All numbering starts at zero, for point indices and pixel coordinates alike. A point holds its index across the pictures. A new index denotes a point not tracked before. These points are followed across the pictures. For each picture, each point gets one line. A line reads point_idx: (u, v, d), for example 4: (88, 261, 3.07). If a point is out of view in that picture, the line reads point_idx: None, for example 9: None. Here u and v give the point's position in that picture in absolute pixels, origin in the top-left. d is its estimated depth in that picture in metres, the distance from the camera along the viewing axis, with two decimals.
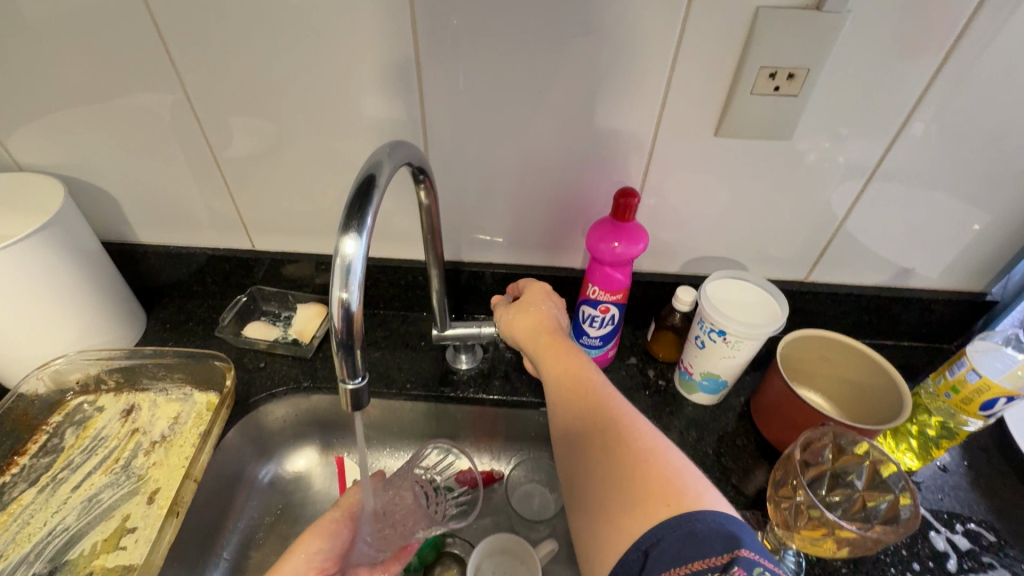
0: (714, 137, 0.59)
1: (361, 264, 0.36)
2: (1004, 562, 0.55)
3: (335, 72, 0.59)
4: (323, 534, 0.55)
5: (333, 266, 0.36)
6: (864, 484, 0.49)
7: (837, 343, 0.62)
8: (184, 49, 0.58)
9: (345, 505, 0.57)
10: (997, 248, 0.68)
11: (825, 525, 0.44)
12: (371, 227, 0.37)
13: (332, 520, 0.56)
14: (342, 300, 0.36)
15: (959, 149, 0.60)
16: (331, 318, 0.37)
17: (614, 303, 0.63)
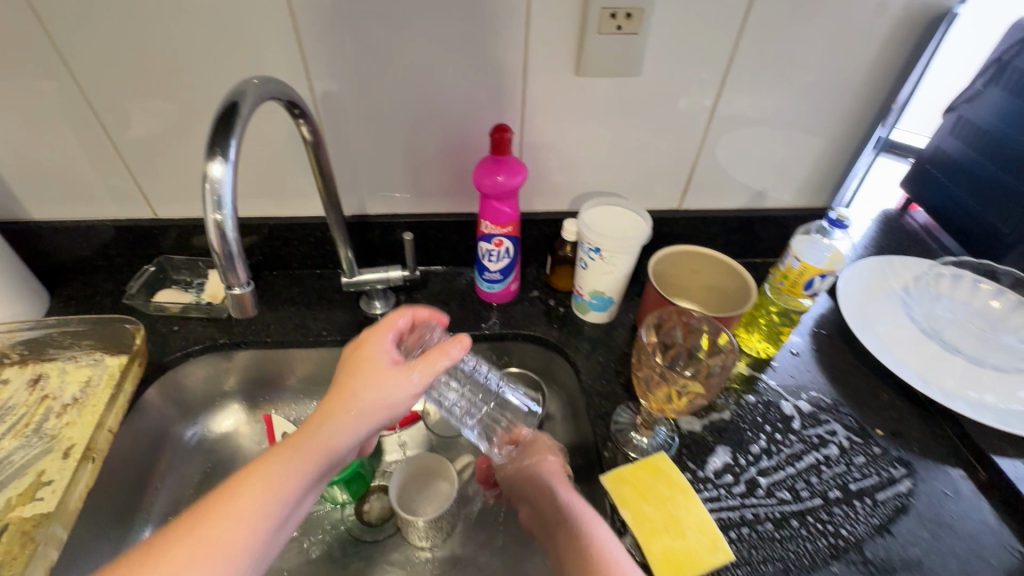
0: (575, 77, 0.66)
1: (230, 187, 0.40)
2: (837, 417, 0.66)
3: (211, 31, 0.60)
4: (397, 403, 0.50)
5: (203, 190, 0.39)
6: (706, 353, 0.57)
7: (699, 255, 0.72)
8: (49, 14, 0.58)
9: (428, 377, 0.51)
10: (829, 165, 0.80)
11: (668, 381, 0.53)
12: (237, 156, 0.41)
13: (408, 390, 0.51)
14: (217, 223, 0.40)
15: (783, 78, 0.70)
16: (210, 240, 0.41)
17: (506, 236, 0.70)
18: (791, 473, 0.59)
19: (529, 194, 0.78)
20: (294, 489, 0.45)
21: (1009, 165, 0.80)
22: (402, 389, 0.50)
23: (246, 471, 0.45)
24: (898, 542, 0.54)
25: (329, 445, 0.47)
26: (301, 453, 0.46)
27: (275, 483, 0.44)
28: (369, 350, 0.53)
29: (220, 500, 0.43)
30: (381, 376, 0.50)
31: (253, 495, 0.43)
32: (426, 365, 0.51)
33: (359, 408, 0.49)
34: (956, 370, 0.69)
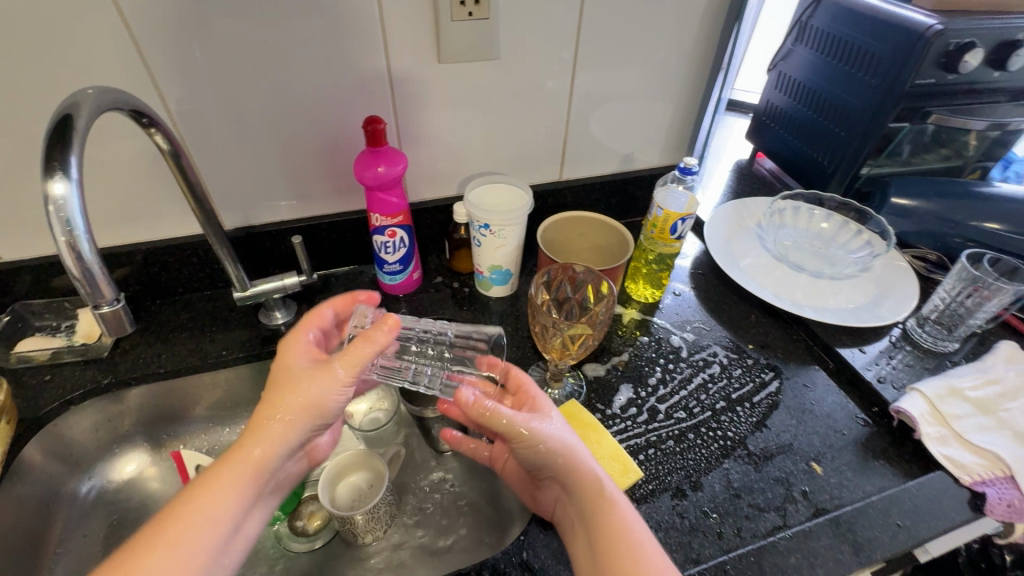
0: (439, 65, 0.68)
1: (78, 206, 0.38)
2: (717, 341, 0.76)
3: (28, 48, 0.55)
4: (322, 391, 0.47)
5: (47, 212, 0.37)
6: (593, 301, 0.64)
7: (582, 219, 0.79)
8: None
9: (360, 361, 0.48)
10: (682, 124, 0.90)
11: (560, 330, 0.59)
12: (81, 174, 0.39)
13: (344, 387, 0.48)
14: (70, 243, 0.38)
15: (628, 50, 0.77)
16: (64, 260, 0.39)
17: (398, 226, 0.71)
18: (684, 394, 0.68)
19: (417, 184, 0.80)
20: (236, 502, 0.43)
21: (821, 109, 0.94)
22: (337, 387, 0.48)
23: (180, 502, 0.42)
24: (773, 432, 0.64)
25: (268, 454, 0.45)
26: (241, 470, 0.44)
27: (216, 500, 0.42)
28: (301, 349, 0.50)
29: (157, 531, 0.40)
30: (298, 371, 0.48)
31: (190, 517, 0.41)
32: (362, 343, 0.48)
33: (299, 410, 0.46)
34: (802, 285, 0.82)
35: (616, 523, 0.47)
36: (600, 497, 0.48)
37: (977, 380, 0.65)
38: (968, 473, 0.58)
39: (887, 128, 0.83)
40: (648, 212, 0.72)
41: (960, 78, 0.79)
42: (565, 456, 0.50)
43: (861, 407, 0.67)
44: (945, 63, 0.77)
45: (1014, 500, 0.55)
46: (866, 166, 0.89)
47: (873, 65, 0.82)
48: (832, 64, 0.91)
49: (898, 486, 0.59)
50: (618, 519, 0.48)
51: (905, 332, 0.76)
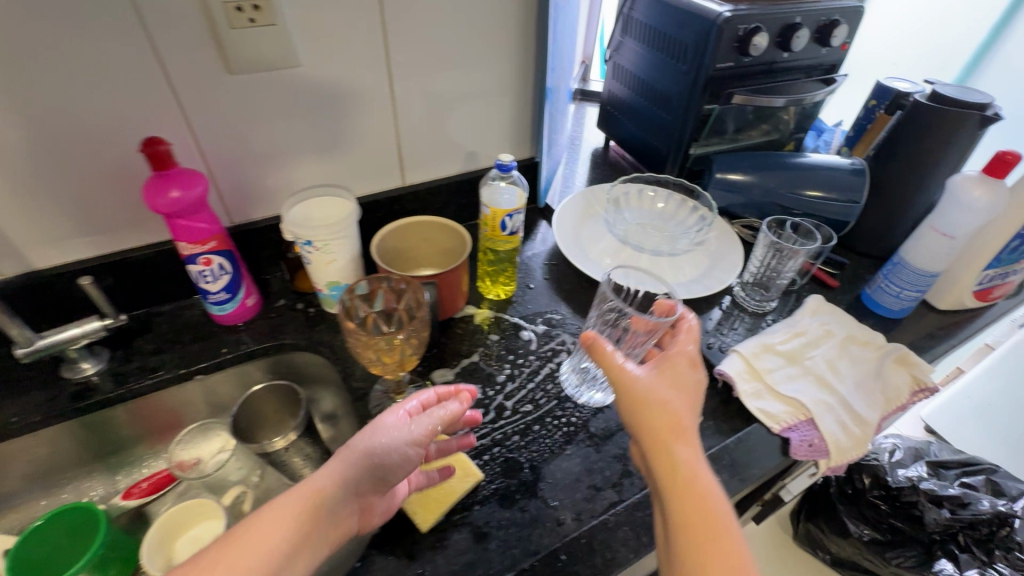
0: (230, 76, 0.63)
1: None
2: (565, 329, 0.78)
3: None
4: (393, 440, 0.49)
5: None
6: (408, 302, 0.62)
7: (424, 223, 0.78)
8: None
9: (439, 418, 0.52)
10: (517, 120, 0.91)
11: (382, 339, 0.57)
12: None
13: (405, 443, 0.49)
14: None
15: (444, 50, 0.76)
16: None
17: (213, 253, 0.66)
18: (531, 387, 0.69)
19: (238, 204, 0.74)
20: (292, 540, 0.43)
21: (650, 96, 0.99)
22: (398, 439, 0.49)
23: (243, 527, 0.43)
24: (614, 410, 0.67)
25: (334, 494, 0.46)
26: (301, 501, 0.45)
27: (271, 526, 0.43)
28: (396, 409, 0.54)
29: (219, 546, 0.41)
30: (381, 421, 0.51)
31: (247, 554, 0.41)
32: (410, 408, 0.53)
33: (362, 454, 0.48)
34: (645, 264, 0.86)
35: (693, 486, 0.46)
36: (680, 466, 0.47)
37: (787, 334, 0.72)
38: (778, 422, 0.63)
39: (702, 109, 0.90)
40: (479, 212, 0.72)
41: (755, 60, 0.86)
42: (669, 410, 0.50)
43: None
44: (739, 47, 0.83)
45: (814, 439, 0.62)
46: (693, 146, 0.95)
47: (684, 53, 0.88)
48: (653, 53, 0.96)
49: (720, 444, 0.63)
50: (697, 486, 0.46)
51: (733, 299, 0.82)
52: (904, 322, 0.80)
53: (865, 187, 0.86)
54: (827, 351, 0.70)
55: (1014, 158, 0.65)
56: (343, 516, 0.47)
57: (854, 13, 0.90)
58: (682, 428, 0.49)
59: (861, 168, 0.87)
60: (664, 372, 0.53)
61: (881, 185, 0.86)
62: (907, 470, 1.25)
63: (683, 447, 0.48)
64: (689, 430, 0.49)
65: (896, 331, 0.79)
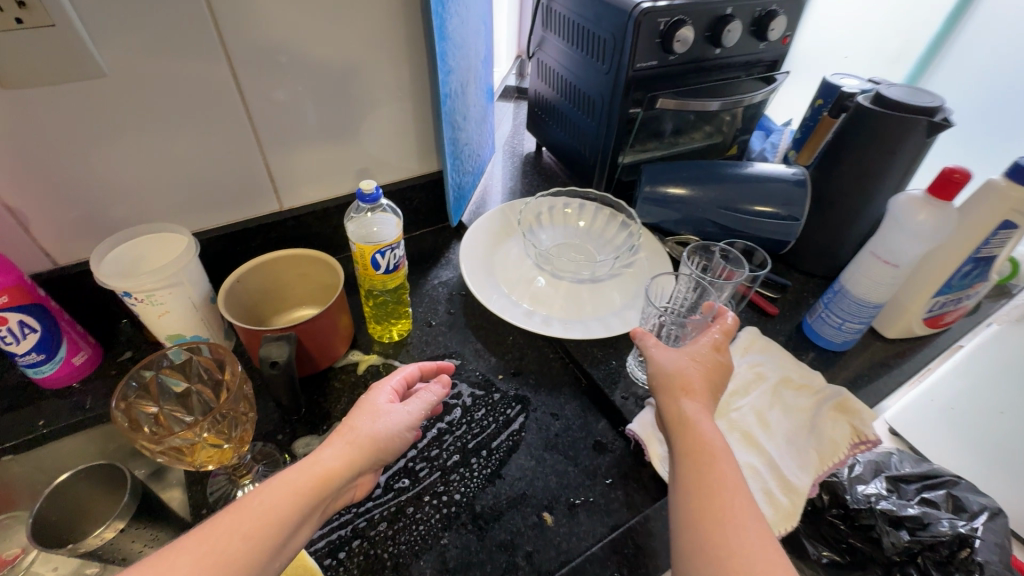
0: (8, 92, 0.51)
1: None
2: (463, 378, 0.67)
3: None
4: (397, 420, 0.45)
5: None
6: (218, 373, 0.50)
7: (293, 259, 0.66)
8: None
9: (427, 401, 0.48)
10: (416, 130, 0.80)
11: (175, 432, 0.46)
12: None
13: (405, 427, 0.46)
14: None
15: (307, 51, 0.64)
16: None
17: (7, 309, 0.53)
18: (411, 456, 0.58)
19: (61, 243, 0.62)
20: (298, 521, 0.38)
21: (575, 97, 0.88)
22: (401, 423, 0.45)
23: (247, 496, 0.38)
24: (506, 483, 0.56)
25: (349, 473, 0.41)
26: (308, 475, 0.40)
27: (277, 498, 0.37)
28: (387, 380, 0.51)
29: (228, 514, 0.36)
30: (378, 396, 0.47)
31: (254, 529, 0.35)
32: (394, 390, 0.49)
33: (371, 435, 0.43)
34: (563, 293, 0.76)
35: (699, 444, 0.44)
36: (688, 415, 0.45)
37: None
38: None
39: (626, 114, 0.79)
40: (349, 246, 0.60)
41: (681, 58, 0.75)
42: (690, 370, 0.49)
43: (604, 429, 0.62)
44: (661, 43, 0.72)
45: None
46: (621, 155, 0.85)
47: (603, 49, 0.77)
48: (574, 48, 0.85)
49: (625, 524, 0.53)
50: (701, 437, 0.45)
51: None
52: (848, 353, 0.72)
53: (806, 201, 0.77)
54: (756, 401, 0.61)
55: (963, 177, 0.56)
56: (343, 490, 0.43)
57: (793, 2, 0.79)
58: (693, 388, 0.47)
59: (803, 179, 0.77)
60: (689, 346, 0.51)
61: (824, 198, 0.77)
62: (860, 488, 0.83)
63: (694, 404, 0.47)
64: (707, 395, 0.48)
65: (839, 365, 0.70)
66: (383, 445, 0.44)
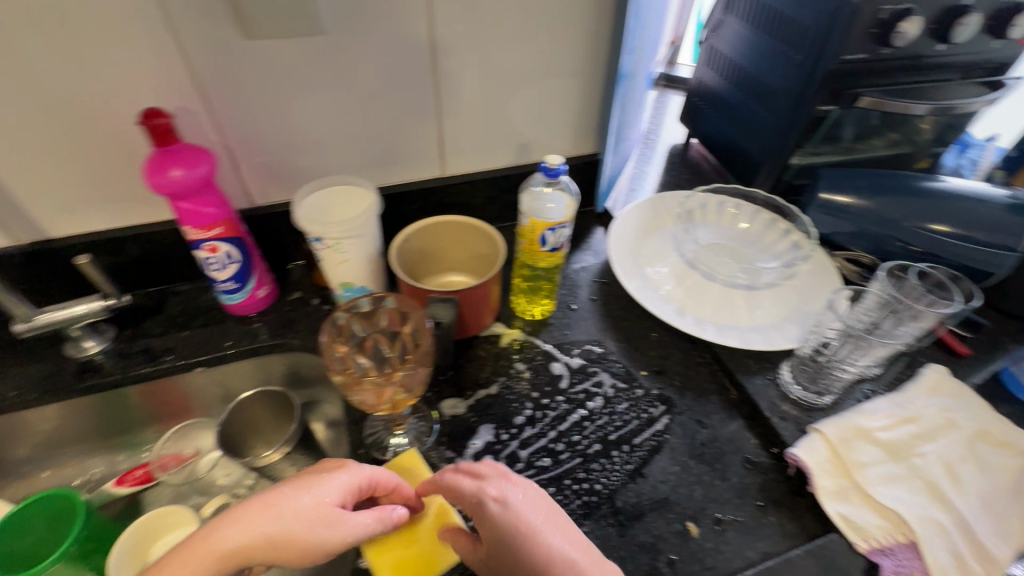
0: (250, 43, 0.56)
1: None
2: (605, 367, 0.65)
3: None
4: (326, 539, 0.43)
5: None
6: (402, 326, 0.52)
7: (455, 225, 0.67)
8: None
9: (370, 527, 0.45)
10: (581, 110, 0.78)
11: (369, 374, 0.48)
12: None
13: (335, 545, 0.43)
14: None
15: (499, 20, 0.64)
16: None
17: (220, 240, 0.60)
18: (553, 437, 0.58)
19: (260, 185, 0.68)
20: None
21: (750, 89, 0.82)
22: (325, 543, 0.43)
23: (167, 555, 0.42)
24: (648, 483, 0.54)
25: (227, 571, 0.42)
26: (203, 558, 0.41)
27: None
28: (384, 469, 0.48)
29: None
30: (336, 492, 0.45)
31: None
32: (358, 487, 0.47)
33: (287, 538, 0.42)
34: (715, 297, 0.71)
35: None
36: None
37: (890, 419, 0.55)
38: (865, 539, 0.49)
39: (816, 111, 0.72)
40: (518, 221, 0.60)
41: (898, 52, 0.67)
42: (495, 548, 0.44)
43: (756, 447, 0.58)
44: (879, 34, 0.64)
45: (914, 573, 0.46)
46: (796, 155, 0.78)
47: (801, 38, 0.70)
48: (758, 36, 0.79)
49: (781, 555, 0.49)
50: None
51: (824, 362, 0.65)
52: None
53: None
54: (945, 450, 0.53)
55: None
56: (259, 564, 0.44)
57: None
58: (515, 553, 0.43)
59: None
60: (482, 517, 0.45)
61: None
62: None
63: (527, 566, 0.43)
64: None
65: None
66: (293, 560, 0.42)
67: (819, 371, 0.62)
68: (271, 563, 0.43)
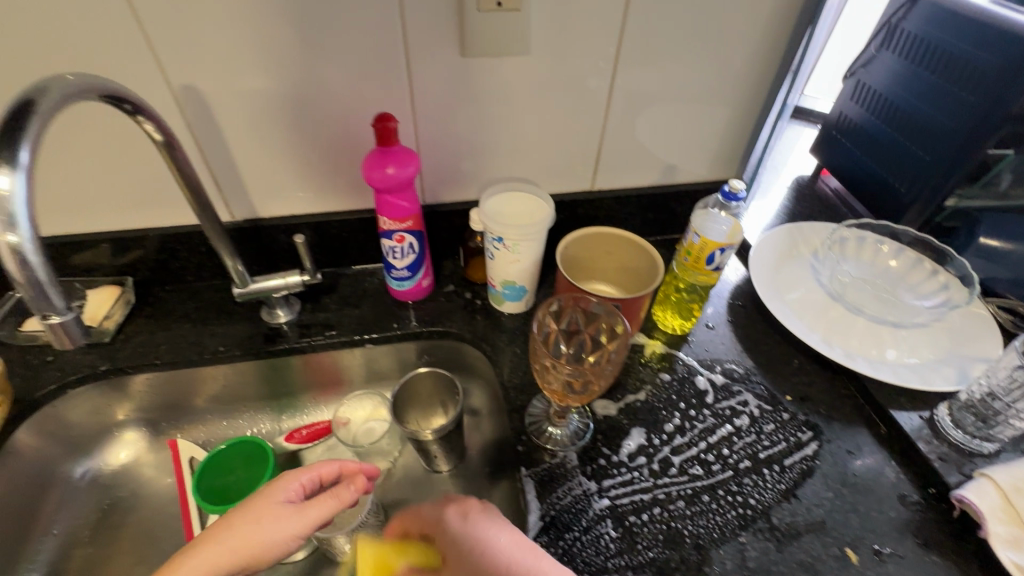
0: (462, 59, 0.63)
1: (25, 203, 0.33)
2: (749, 387, 0.67)
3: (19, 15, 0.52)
4: (278, 535, 0.48)
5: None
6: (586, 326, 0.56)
7: (610, 237, 0.71)
8: None
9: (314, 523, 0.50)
10: (730, 136, 0.81)
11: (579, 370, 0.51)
12: (30, 163, 0.35)
13: (291, 539, 0.48)
14: (14, 246, 0.33)
15: (675, 50, 0.69)
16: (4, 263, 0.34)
17: (407, 232, 0.67)
18: (703, 447, 0.60)
19: (434, 185, 0.75)
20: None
21: (900, 127, 0.82)
22: (281, 536, 0.48)
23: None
24: (803, 505, 0.56)
25: None
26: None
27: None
28: (287, 483, 0.52)
29: None
30: (279, 498, 0.50)
31: None
32: (300, 486, 0.52)
33: (246, 540, 0.47)
34: (859, 331, 0.71)
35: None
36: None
37: None
38: None
39: (985, 155, 0.71)
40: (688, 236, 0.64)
41: None
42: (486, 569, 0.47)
43: (911, 485, 0.58)
44: None
45: None
46: (952, 197, 0.77)
47: (975, 80, 0.71)
48: (922, 76, 0.78)
49: None
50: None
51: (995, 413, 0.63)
52: None
53: None
54: None
55: None
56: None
57: None
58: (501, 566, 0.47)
59: None
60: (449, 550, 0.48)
61: None
62: None
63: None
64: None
65: None
66: (255, 558, 0.47)
67: (987, 419, 0.58)
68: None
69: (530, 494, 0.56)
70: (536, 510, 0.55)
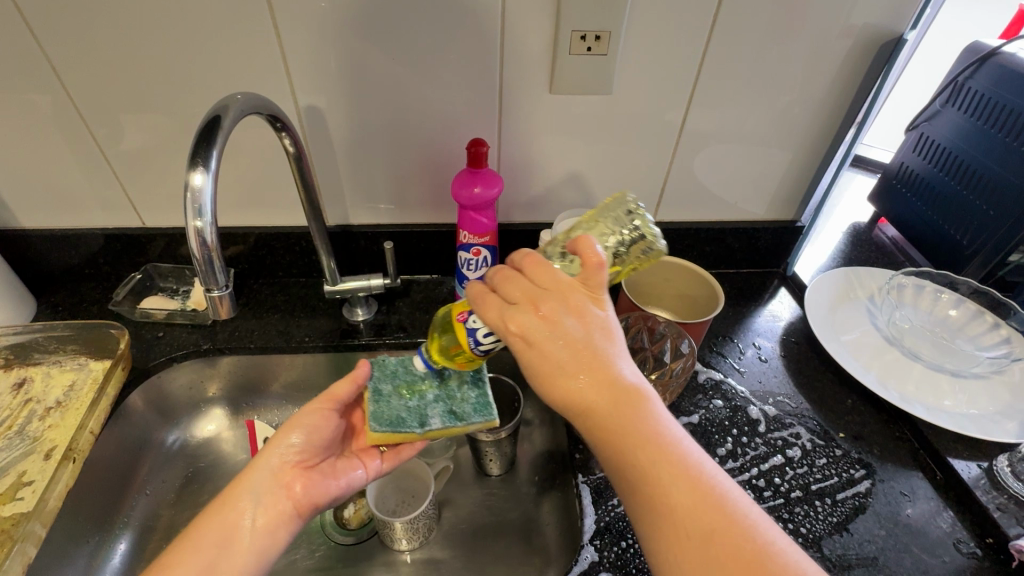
0: (550, 95, 0.70)
1: (211, 195, 0.41)
2: (801, 421, 0.68)
3: (184, 43, 0.63)
4: (305, 411, 0.58)
5: (184, 198, 0.40)
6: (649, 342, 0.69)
7: (675, 266, 0.75)
8: (66, 36, 0.61)
9: (333, 395, 0.59)
10: (792, 179, 0.84)
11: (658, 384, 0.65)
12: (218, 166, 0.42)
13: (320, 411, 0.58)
14: (198, 230, 0.41)
15: (744, 96, 0.74)
16: (189, 246, 0.42)
17: (484, 246, 0.73)
18: (754, 473, 0.62)
19: (508, 207, 0.82)
20: (296, 521, 0.53)
21: (964, 179, 0.83)
22: (305, 412, 0.58)
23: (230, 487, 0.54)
24: (855, 539, 0.57)
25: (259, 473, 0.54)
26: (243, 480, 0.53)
27: (228, 533, 0.49)
28: None
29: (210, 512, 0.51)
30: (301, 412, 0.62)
31: (193, 537, 0.49)
32: None
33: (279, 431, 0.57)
34: (916, 375, 0.72)
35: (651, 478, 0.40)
36: (626, 425, 0.41)
37: None
38: None
39: None
40: (632, 258, 0.50)
41: None
42: (606, 380, 0.43)
43: (963, 529, 0.59)
44: None
45: None
46: (1016, 252, 0.78)
47: None
48: (990, 134, 0.80)
49: None
50: (645, 449, 0.41)
51: None
52: None
53: None
54: None
55: None
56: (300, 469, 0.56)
57: None
58: (603, 375, 0.43)
59: None
60: (571, 314, 0.44)
61: None
62: None
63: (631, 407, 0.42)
64: (635, 393, 0.43)
65: None
66: (297, 439, 0.56)
67: None
68: (287, 462, 0.55)
69: (585, 500, 0.60)
70: (592, 514, 0.58)
